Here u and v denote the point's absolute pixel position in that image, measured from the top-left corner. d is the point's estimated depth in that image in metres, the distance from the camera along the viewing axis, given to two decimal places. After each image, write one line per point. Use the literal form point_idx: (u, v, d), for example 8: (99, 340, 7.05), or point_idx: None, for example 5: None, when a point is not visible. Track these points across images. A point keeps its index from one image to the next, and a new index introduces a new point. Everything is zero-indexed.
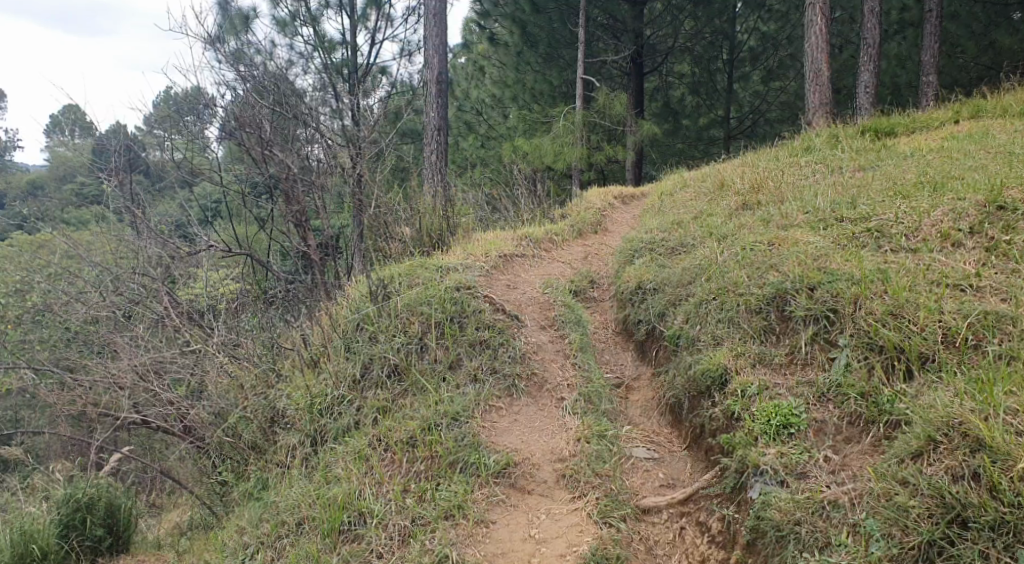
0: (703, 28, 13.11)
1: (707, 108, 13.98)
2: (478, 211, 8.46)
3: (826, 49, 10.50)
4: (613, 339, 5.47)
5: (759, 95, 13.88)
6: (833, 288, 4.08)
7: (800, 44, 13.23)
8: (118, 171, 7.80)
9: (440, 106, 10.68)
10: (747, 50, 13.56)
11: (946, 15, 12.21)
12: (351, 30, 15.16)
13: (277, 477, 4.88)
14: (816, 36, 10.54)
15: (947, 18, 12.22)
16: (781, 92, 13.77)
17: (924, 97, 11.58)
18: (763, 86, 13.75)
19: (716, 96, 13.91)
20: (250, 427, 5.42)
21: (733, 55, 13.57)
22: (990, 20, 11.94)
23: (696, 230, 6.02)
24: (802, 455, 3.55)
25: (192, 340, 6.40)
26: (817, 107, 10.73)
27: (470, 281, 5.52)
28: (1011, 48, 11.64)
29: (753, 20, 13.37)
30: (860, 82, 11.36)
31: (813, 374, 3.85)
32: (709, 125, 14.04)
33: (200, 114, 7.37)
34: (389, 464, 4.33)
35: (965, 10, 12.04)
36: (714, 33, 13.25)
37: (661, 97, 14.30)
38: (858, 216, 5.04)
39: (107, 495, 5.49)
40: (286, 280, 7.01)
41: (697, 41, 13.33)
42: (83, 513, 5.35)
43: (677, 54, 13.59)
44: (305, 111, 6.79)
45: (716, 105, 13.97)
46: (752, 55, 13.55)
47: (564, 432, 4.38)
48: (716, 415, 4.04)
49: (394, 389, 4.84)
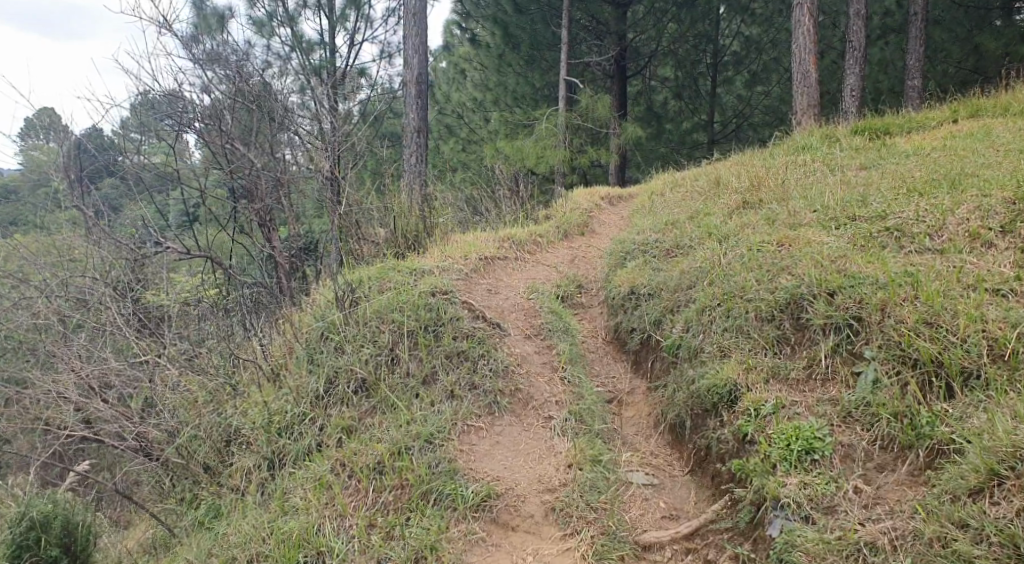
0: (686, 31, 12.74)
1: (690, 112, 13.64)
2: (458, 212, 7.87)
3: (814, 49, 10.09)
4: (604, 348, 5.00)
5: (743, 99, 13.57)
6: (856, 293, 3.62)
7: (785, 47, 12.92)
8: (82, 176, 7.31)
9: (420, 108, 10.14)
10: (731, 54, 13.22)
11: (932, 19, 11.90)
12: (330, 31, 14.64)
13: (231, 505, 4.33)
14: (804, 36, 10.10)
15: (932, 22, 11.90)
16: (765, 97, 13.46)
17: (912, 101, 11.22)
18: (748, 89, 13.40)
19: (700, 100, 13.58)
20: (203, 447, 4.85)
21: (717, 58, 13.21)
22: (975, 24, 11.59)
23: (693, 231, 5.56)
24: (828, 485, 3.09)
25: (146, 350, 5.80)
26: (805, 109, 10.35)
27: (446, 284, 5.01)
28: (997, 53, 11.24)
29: (737, 23, 13.00)
30: (846, 85, 10.96)
31: (835, 392, 3.40)
32: (694, 128, 13.69)
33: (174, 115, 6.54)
34: (354, 494, 3.81)
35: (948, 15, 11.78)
36: (696, 37, 12.91)
37: (644, 100, 13.85)
38: (873, 216, 4.61)
39: (64, 510, 4.79)
40: (247, 286, 6.39)
41: (680, 43, 12.95)
42: (38, 532, 4.64)
43: (660, 57, 13.22)
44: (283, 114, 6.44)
45: (699, 109, 13.64)
46: (736, 59, 13.20)
47: (553, 456, 3.88)
48: (725, 438, 3.56)
49: (361, 406, 4.32)
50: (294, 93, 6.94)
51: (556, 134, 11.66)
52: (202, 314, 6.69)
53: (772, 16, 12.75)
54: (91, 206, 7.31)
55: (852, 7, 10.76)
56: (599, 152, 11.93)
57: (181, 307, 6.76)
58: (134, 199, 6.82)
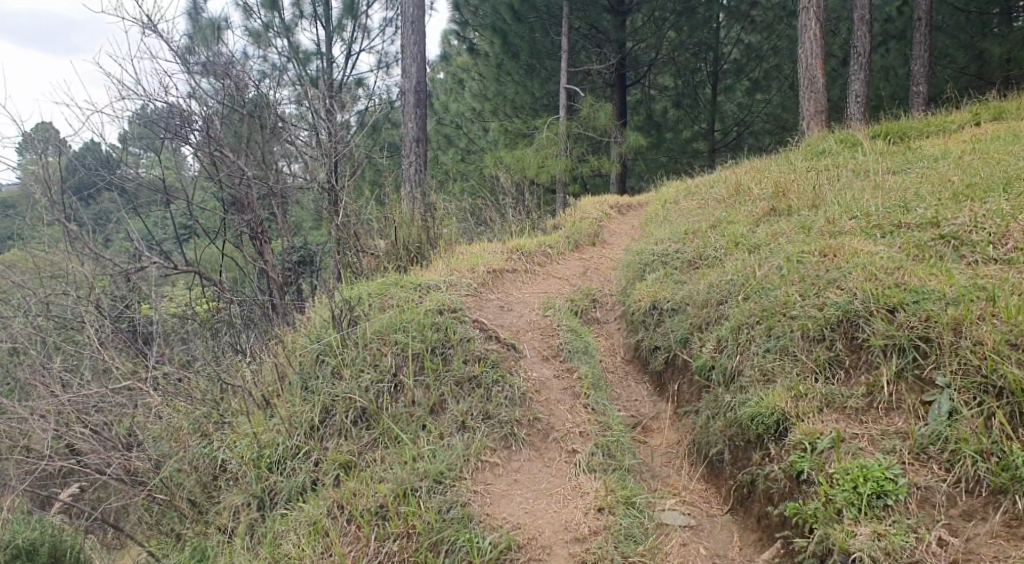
0: (685, 40, 12.41)
1: (691, 121, 13.25)
2: (461, 222, 7.42)
3: (821, 54, 9.72)
4: (624, 368, 4.58)
5: (744, 107, 13.16)
6: (921, 310, 3.21)
7: (788, 54, 12.57)
8: (69, 189, 6.91)
9: (419, 117, 9.71)
10: (732, 61, 12.88)
11: (935, 25, 11.56)
12: (327, 41, 14.27)
13: (218, 549, 3.89)
14: (811, 41, 9.73)
15: (935, 28, 11.57)
16: (767, 104, 13.09)
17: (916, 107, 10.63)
18: (749, 96, 13.02)
19: (701, 108, 13.21)
20: (186, 481, 4.35)
21: (718, 66, 12.89)
22: (978, 30, 11.27)
23: (718, 241, 5.16)
24: (906, 537, 2.68)
25: (129, 373, 5.33)
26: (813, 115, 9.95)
27: (455, 302, 4.58)
28: (1000, 57, 10.91)
29: (736, 30, 12.66)
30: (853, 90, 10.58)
31: (904, 424, 2.99)
32: (695, 137, 13.27)
33: (158, 121, 5.94)
34: (353, 542, 3.42)
35: (951, 20, 11.44)
36: (697, 45, 12.58)
37: (644, 110, 13.43)
38: (922, 222, 4.21)
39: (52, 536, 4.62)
40: (236, 302, 5.90)
41: (680, 52, 12.63)
42: (24, 560, 4.50)
43: (660, 66, 12.87)
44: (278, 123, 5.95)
45: (700, 117, 13.26)
46: (736, 66, 12.88)
47: (580, 498, 3.44)
48: (775, 476, 3.13)
49: (361, 438, 3.89)
50: (291, 104, 6.62)
51: (557, 144, 11.26)
52: (191, 332, 6.26)
53: (773, 23, 12.45)
54: (76, 221, 6.85)
55: (857, 11, 10.34)
56: (601, 161, 11.55)
57: (170, 325, 6.32)
58: (120, 214, 6.36)
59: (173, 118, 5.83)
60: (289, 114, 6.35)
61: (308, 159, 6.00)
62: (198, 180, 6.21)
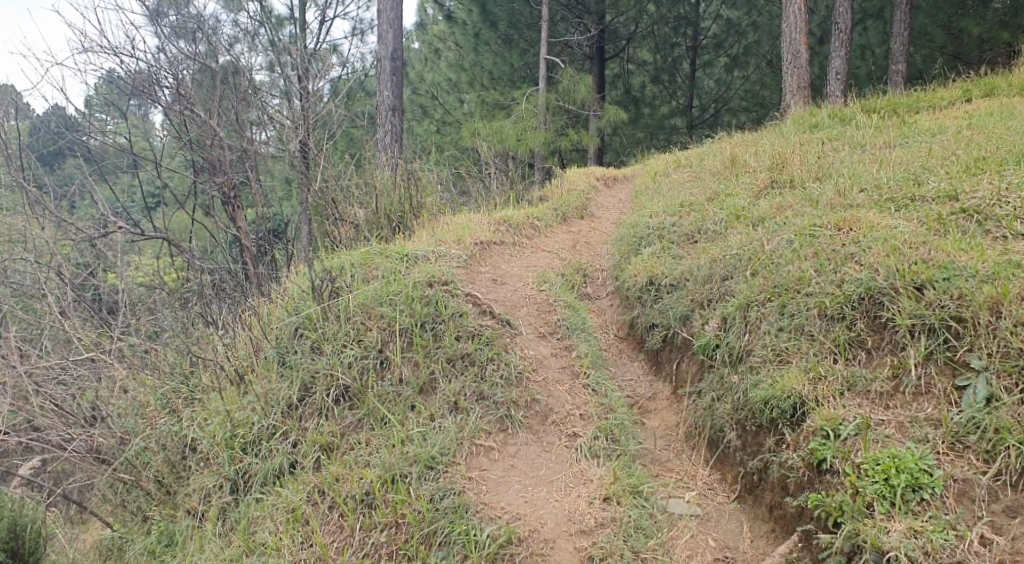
0: (665, 14, 12.17)
1: (669, 96, 12.97)
2: (443, 190, 7.10)
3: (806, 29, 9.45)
4: (619, 346, 4.34)
5: (723, 83, 12.93)
6: (954, 288, 3.02)
7: (769, 30, 12.32)
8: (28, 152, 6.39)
9: (395, 85, 9.25)
10: (711, 36, 12.61)
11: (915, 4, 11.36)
12: (300, 5, 13.67)
13: (187, 533, 3.60)
14: (796, 16, 9.42)
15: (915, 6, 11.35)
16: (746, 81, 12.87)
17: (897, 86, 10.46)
18: (728, 73, 12.80)
19: (679, 84, 12.93)
20: (153, 460, 4.02)
21: (697, 42, 12.60)
22: None
23: (718, 214, 4.92)
24: (946, 535, 2.51)
25: (91, 345, 4.94)
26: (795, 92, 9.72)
27: (445, 274, 4.28)
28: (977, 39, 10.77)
29: (717, 5, 12.38)
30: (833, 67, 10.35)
31: (935, 410, 2.81)
32: (673, 112, 13.00)
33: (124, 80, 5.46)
34: (335, 532, 3.17)
35: None
36: (677, 19, 12.30)
37: (622, 85, 13.11)
38: (939, 195, 4.00)
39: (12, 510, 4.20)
40: (207, 271, 5.48)
41: (661, 25, 12.33)
42: None
43: (639, 39, 12.55)
44: (251, 87, 5.49)
45: (678, 93, 13.00)
46: (716, 42, 12.62)
47: (584, 486, 3.21)
48: (792, 464, 2.92)
49: (344, 419, 3.62)
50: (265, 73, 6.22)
51: (536, 116, 10.85)
52: (156, 302, 5.88)
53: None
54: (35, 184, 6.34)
55: None
56: (579, 135, 11.24)
57: (137, 294, 5.92)
58: (82, 178, 5.88)
59: (139, 74, 5.36)
60: (263, 81, 5.90)
61: (281, 126, 5.44)
62: (167, 144, 5.74)
